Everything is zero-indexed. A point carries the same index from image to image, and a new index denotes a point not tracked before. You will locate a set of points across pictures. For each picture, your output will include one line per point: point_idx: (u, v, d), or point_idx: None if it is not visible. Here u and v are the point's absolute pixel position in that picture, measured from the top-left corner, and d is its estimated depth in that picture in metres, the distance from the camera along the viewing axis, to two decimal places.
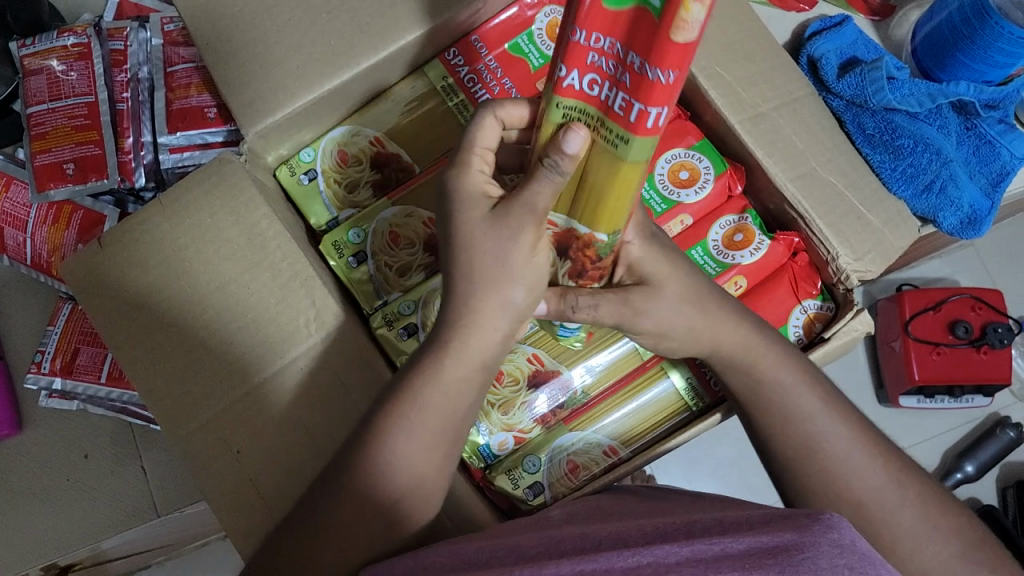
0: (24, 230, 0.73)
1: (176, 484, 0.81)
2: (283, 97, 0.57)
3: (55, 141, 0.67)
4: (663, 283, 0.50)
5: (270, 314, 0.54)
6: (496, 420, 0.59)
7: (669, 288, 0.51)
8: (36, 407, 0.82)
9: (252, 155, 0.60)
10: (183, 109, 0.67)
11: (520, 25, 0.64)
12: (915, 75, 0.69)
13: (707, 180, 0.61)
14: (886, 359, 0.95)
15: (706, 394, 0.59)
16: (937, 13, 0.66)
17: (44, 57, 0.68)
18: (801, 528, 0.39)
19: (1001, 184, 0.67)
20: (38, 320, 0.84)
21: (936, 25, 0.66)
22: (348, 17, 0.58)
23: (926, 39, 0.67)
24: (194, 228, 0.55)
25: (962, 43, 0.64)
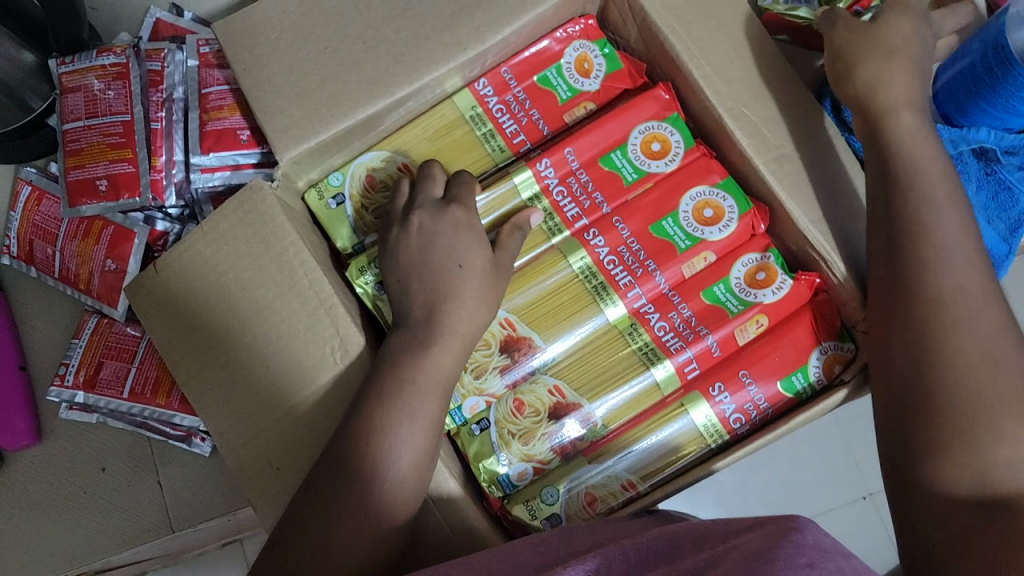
0: (55, 243, 0.75)
1: (192, 497, 0.82)
2: (318, 124, 0.58)
3: (90, 158, 0.68)
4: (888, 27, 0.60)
5: (298, 338, 0.55)
6: (516, 450, 0.59)
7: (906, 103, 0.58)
8: (55, 419, 0.83)
9: (284, 179, 0.61)
10: (217, 131, 0.68)
11: (549, 58, 0.66)
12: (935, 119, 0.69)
13: (730, 218, 0.62)
14: None
15: (725, 431, 0.60)
16: (958, 60, 0.66)
17: (82, 75, 0.69)
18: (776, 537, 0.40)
19: (1018, 230, 0.69)
20: (61, 332, 0.84)
21: (958, 71, 0.66)
22: (384, 47, 0.60)
23: (947, 85, 0.68)
24: (225, 251, 0.56)
25: (982, 91, 0.64)
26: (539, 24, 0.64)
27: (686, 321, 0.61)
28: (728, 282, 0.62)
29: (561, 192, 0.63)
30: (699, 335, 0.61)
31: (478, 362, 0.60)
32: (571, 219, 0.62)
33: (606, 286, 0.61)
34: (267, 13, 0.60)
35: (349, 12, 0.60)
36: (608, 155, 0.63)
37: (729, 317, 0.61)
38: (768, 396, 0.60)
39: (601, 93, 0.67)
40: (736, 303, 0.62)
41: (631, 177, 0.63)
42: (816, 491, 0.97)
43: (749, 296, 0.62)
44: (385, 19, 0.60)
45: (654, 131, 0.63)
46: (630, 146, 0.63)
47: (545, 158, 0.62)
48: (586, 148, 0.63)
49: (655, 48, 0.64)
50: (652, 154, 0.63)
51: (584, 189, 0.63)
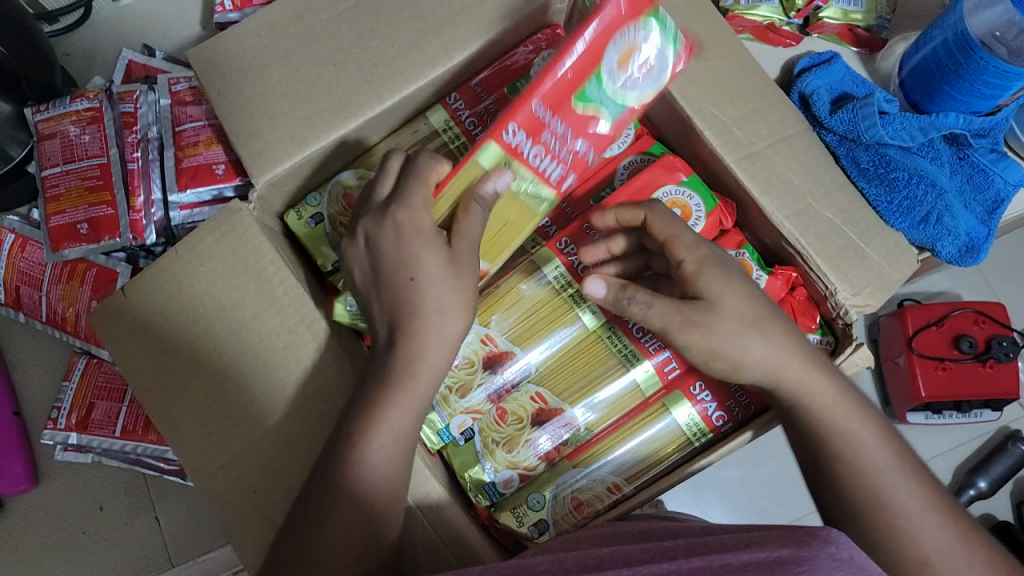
0: (39, 288, 0.76)
1: (195, 530, 0.82)
2: (293, 147, 0.60)
3: (70, 202, 0.69)
4: (717, 302, 0.53)
5: (281, 359, 0.56)
6: (501, 458, 0.60)
7: (724, 307, 0.53)
8: (52, 461, 0.84)
9: (262, 202, 0.62)
10: (193, 167, 0.69)
11: (519, 70, 0.66)
12: (904, 107, 0.70)
13: (699, 217, 0.63)
14: (890, 375, 0.95)
15: (708, 429, 0.60)
16: (922, 47, 0.67)
17: (59, 122, 0.70)
18: (799, 541, 0.38)
19: (996, 211, 0.68)
20: (54, 375, 0.85)
21: (921, 57, 0.67)
22: (354, 68, 0.61)
23: (912, 72, 0.68)
24: (205, 274, 0.57)
25: (947, 75, 0.65)
26: (508, 40, 0.65)
27: None
28: None
29: (537, 153, 0.53)
30: None
31: (462, 381, 0.60)
32: (558, 181, 0.55)
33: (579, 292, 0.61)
34: (238, 41, 0.61)
35: (318, 36, 0.61)
36: (583, 91, 0.53)
37: None
38: (750, 392, 0.60)
39: None
40: None
41: (614, 113, 0.55)
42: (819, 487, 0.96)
43: None
44: (354, 40, 0.61)
45: (629, 46, 0.53)
46: (606, 72, 0.53)
47: (511, 124, 0.51)
48: (554, 93, 0.52)
49: None
50: (630, 67, 0.54)
51: (563, 141, 0.53)
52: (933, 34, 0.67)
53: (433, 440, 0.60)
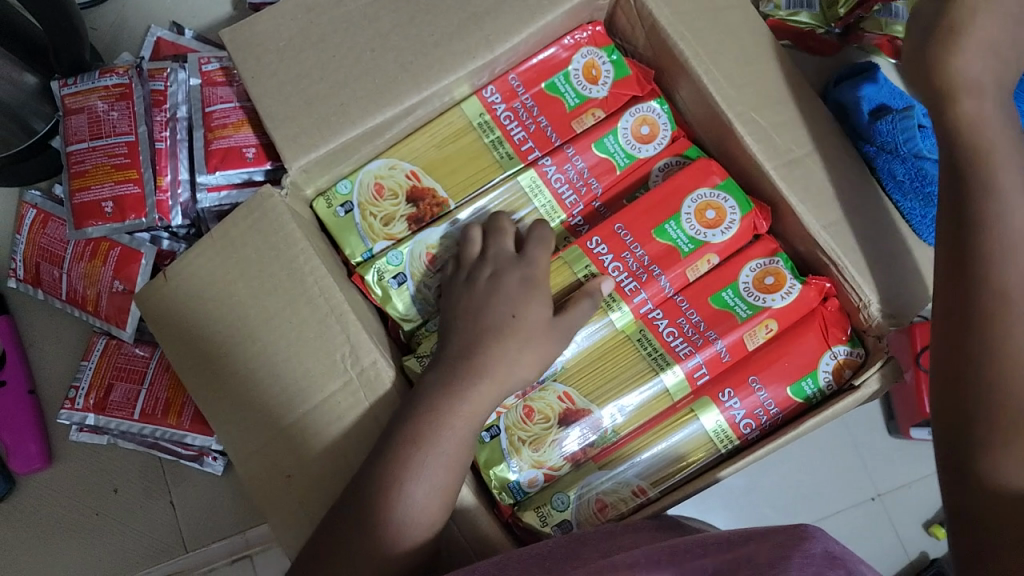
0: (61, 265, 0.75)
1: (206, 517, 0.82)
2: (328, 133, 0.59)
3: (96, 179, 0.68)
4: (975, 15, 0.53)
5: (311, 350, 0.56)
6: (526, 457, 0.59)
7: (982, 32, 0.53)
8: (66, 441, 0.83)
9: (293, 188, 0.61)
10: (223, 150, 0.67)
11: (557, 65, 0.66)
12: None
13: (733, 220, 0.62)
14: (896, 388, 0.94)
15: (735, 436, 0.60)
16: None
17: (86, 97, 0.69)
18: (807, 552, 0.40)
19: None
20: (71, 354, 0.84)
21: None
22: (392, 55, 0.60)
23: None
24: (237, 260, 0.57)
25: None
26: (547, 34, 0.64)
27: (695, 326, 0.61)
28: (736, 286, 0.62)
29: None
30: (708, 340, 0.60)
31: None
32: None
33: (614, 296, 0.60)
34: (275, 22, 0.60)
35: (357, 22, 0.60)
36: None
37: (739, 322, 0.61)
38: (777, 401, 0.60)
39: (610, 98, 0.66)
40: (744, 308, 0.61)
41: None
42: (823, 492, 0.94)
43: (757, 300, 0.61)
44: (393, 27, 0.60)
45: None
46: None
47: None
48: None
49: (662, 52, 0.64)
50: None
51: None
52: None
53: None
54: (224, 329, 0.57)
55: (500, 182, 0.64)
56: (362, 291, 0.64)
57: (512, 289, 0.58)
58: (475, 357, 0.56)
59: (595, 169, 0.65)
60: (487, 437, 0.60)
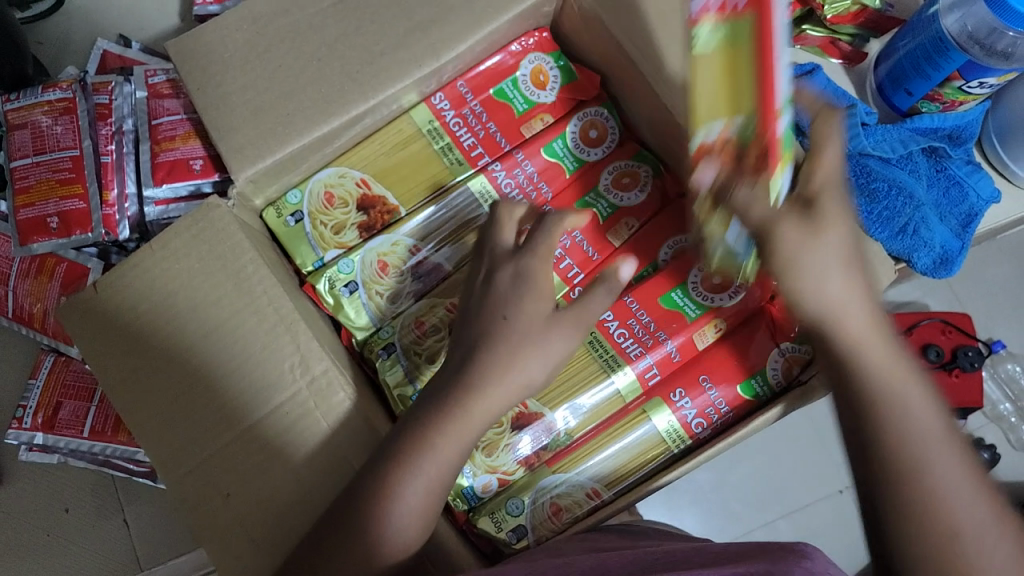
0: (7, 283, 0.74)
1: (161, 534, 0.80)
2: (273, 144, 0.59)
3: (41, 195, 0.67)
4: (827, 224, 0.45)
5: (258, 359, 0.55)
6: (480, 462, 0.59)
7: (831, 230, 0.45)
8: (15, 461, 0.81)
9: (240, 199, 0.60)
10: (169, 162, 0.67)
11: (504, 71, 0.66)
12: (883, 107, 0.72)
13: (646, 184, 0.65)
14: None
15: (687, 436, 0.61)
16: (900, 46, 0.68)
17: (29, 112, 0.68)
18: None
19: (970, 225, 0.71)
20: (20, 372, 0.83)
21: (897, 60, 0.68)
22: (338, 64, 0.60)
23: (889, 73, 0.70)
24: (183, 270, 0.57)
25: (914, 77, 0.67)
26: (494, 41, 0.64)
27: (645, 327, 0.61)
28: (685, 286, 0.62)
29: None
30: (658, 341, 0.61)
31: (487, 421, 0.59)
32: None
33: (726, 25, 0.41)
34: (219, 33, 0.60)
35: (302, 31, 0.60)
36: None
37: (687, 322, 0.61)
38: (728, 400, 0.61)
39: (559, 104, 0.67)
40: (693, 308, 0.62)
41: None
42: (791, 489, 0.94)
43: (706, 300, 0.62)
44: (339, 36, 0.60)
45: None
46: None
47: None
48: None
49: (607, 57, 0.65)
50: None
51: None
52: (912, 31, 0.66)
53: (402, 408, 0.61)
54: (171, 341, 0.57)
55: (450, 189, 0.64)
56: (315, 301, 0.63)
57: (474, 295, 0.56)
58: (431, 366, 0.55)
59: (544, 174, 0.65)
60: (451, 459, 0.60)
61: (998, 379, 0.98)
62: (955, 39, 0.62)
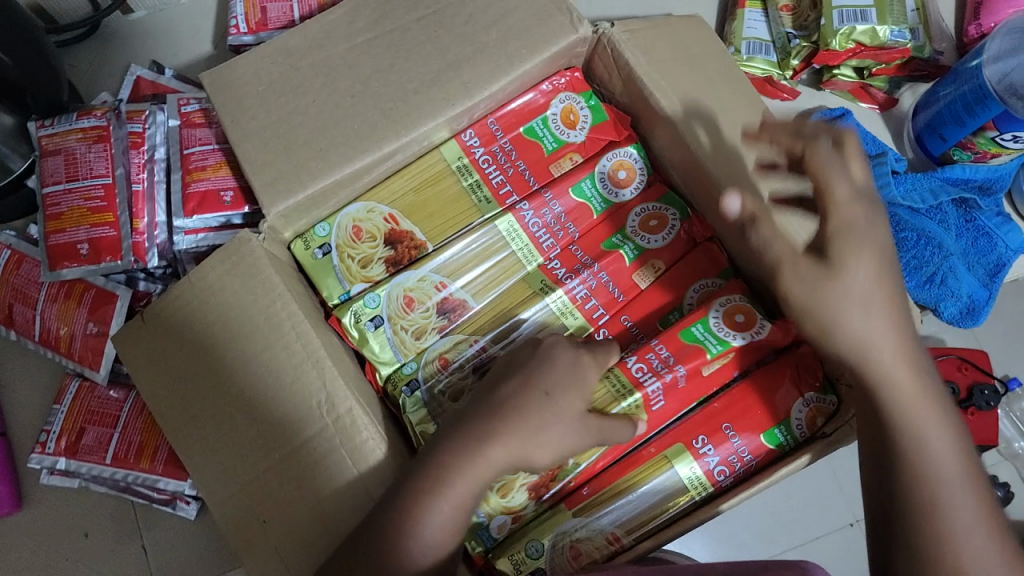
0: (34, 307, 0.75)
1: (177, 560, 0.80)
2: (306, 178, 0.59)
3: (71, 222, 0.68)
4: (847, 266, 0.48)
5: (287, 395, 0.56)
6: (494, 503, 0.58)
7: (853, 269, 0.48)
8: (36, 484, 0.81)
9: (270, 233, 0.60)
10: (200, 193, 0.68)
11: (535, 110, 0.66)
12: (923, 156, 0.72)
13: (674, 226, 0.65)
14: None
15: (709, 484, 0.60)
16: (941, 92, 0.68)
17: (62, 139, 0.69)
18: None
19: (997, 275, 0.71)
20: (43, 395, 0.83)
21: (939, 106, 0.68)
22: (372, 101, 0.60)
23: (927, 121, 0.70)
24: (213, 304, 0.57)
25: (950, 123, 0.67)
26: (527, 80, 0.64)
27: (663, 360, 0.61)
28: (706, 321, 0.62)
29: None
30: (673, 369, 0.60)
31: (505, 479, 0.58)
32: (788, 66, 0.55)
33: None
34: (254, 67, 0.61)
35: (337, 67, 0.61)
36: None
37: (708, 356, 0.61)
38: (751, 448, 0.61)
39: (588, 143, 0.67)
40: (715, 342, 0.61)
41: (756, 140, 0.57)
42: (798, 520, 0.93)
43: (727, 336, 0.61)
44: (373, 73, 0.61)
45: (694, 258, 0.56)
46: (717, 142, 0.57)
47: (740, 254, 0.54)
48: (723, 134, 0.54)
49: (638, 98, 0.65)
50: None
51: None
52: (954, 79, 0.67)
53: (421, 432, 0.61)
54: (198, 376, 0.57)
55: (478, 226, 0.64)
56: (340, 333, 0.63)
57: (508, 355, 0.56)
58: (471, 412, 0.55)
59: (572, 214, 0.65)
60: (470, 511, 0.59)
61: (1012, 416, 0.96)
62: (995, 88, 0.62)
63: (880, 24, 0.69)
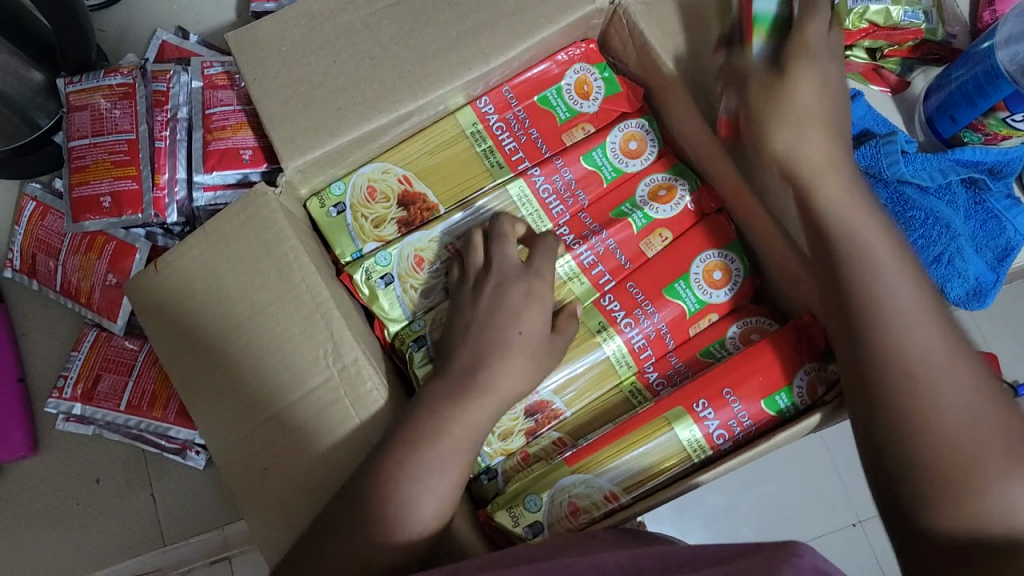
0: (57, 257, 0.78)
1: (183, 514, 0.82)
2: (325, 135, 0.60)
3: (95, 174, 0.70)
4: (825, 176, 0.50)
5: (294, 344, 0.57)
6: (495, 447, 0.63)
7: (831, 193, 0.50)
8: (51, 431, 0.84)
9: (287, 187, 0.62)
10: (220, 151, 0.70)
11: (549, 80, 0.68)
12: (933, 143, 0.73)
13: (684, 197, 0.67)
14: None
15: (708, 447, 0.61)
16: (954, 74, 0.68)
17: (90, 95, 0.71)
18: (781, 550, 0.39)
19: (1006, 258, 0.71)
20: (61, 346, 0.86)
21: (952, 87, 0.68)
22: (391, 64, 0.62)
23: (938, 104, 0.70)
24: (227, 252, 0.59)
25: (961, 105, 0.68)
26: (542, 51, 0.66)
27: (567, 184, 0.66)
28: (688, 278, 0.65)
29: None
30: None
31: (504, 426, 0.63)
32: None
33: None
34: (279, 27, 0.62)
35: (358, 30, 0.62)
36: None
37: (688, 313, 0.65)
38: (751, 414, 0.61)
39: (600, 114, 0.68)
40: (694, 300, 0.65)
41: None
42: (803, 515, 0.94)
43: (707, 296, 0.65)
44: (393, 37, 0.62)
45: None
46: None
47: None
48: None
49: (651, 71, 0.66)
50: None
51: None
52: (967, 61, 0.67)
53: None
54: (210, 321, 0.59)
55: (489, 190, 0.66)
56: (351, 291, 0.65)
57: (514, 301, 0.59)
58: (474, 366, 0.56)
59: (581, 181, 0.66)
60: (486, 481, 0.64)
61: None
62: (1008, 70, 0.63)
63: (894, 5, 0.70)
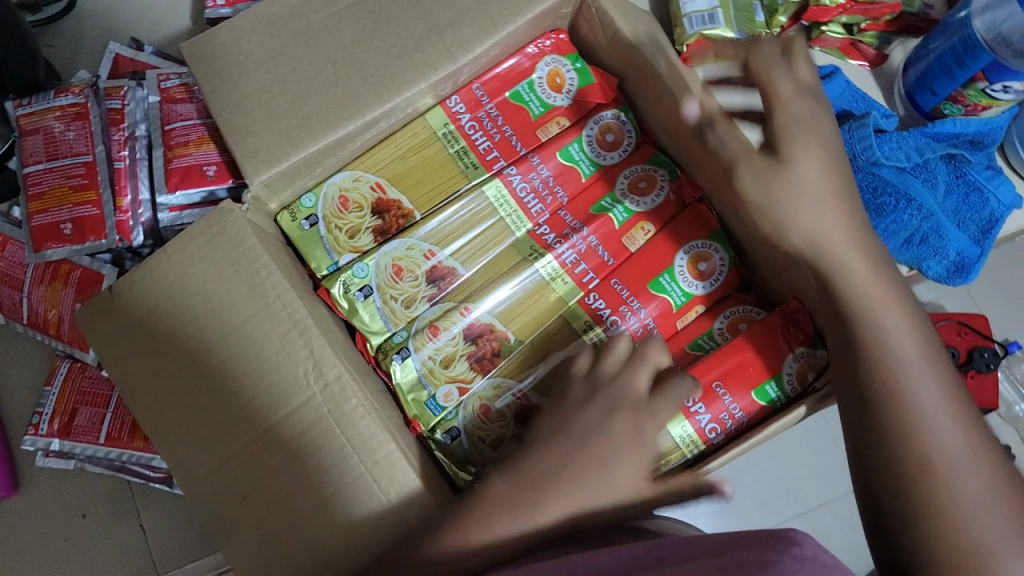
0: (20, 290, 0.76)
1: (174, 540, 0.81)
2: (289, 148, 0.58)
3: (53, 201, 0.68)
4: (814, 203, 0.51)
5: (273, 365, 0.55)
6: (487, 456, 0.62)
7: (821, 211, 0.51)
8: (30, 467, 0.82)
9: (254, 203, 0.60)
10: (183, 168, 0.67)
11: (520, 74, 0.66)
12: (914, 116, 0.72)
13: (664, 186, 0.65)
14: None
15: (701, 442, 0.59)
16: (931, 45, 0.67)
17: (41, 117, 0.69)
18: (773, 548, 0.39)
19: (991, 231, 0.70)
20: (34, 378, 0.83)
21: (930, 58, 0.67)
22: (355, 67, 0.59)
23: (918, 76, 0.69)
24: (196, 276, 0.57)
25: (939, 76, 0.67)
26: (511, 44, 0.64)
27: (545, 181, 0.65)
28: (671, 270, 0.64)
29: None
30: None
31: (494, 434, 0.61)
32: None
33: None
34: (234, 35, 0.60)
35: (318, 33, 0.60)
36: None
37: (673, 306, 0.63)
38: (743, 407, 0.60)
39: (574, 106, 0.67)
40: (679, 293, 0.64)
41: None
42: (803, 488, 0.94)
43: (691, 288, 0.64)
44: (355, 39, 0.60)
45: None
46: None
47: None
48: None
49: (625, 60, 0.64)
50: None
51: None
52: (943, 31, 0.66)
53: (422, 411, 0.61)
54: (184, 348, 0.57)
55: (465, 193, 0.64)
56: (330, 305, 0.63)
57: None
58: None
59: (559, 177, 0.65)
60: None
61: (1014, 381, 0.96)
62: (985, 39, 0.61)
63: None
